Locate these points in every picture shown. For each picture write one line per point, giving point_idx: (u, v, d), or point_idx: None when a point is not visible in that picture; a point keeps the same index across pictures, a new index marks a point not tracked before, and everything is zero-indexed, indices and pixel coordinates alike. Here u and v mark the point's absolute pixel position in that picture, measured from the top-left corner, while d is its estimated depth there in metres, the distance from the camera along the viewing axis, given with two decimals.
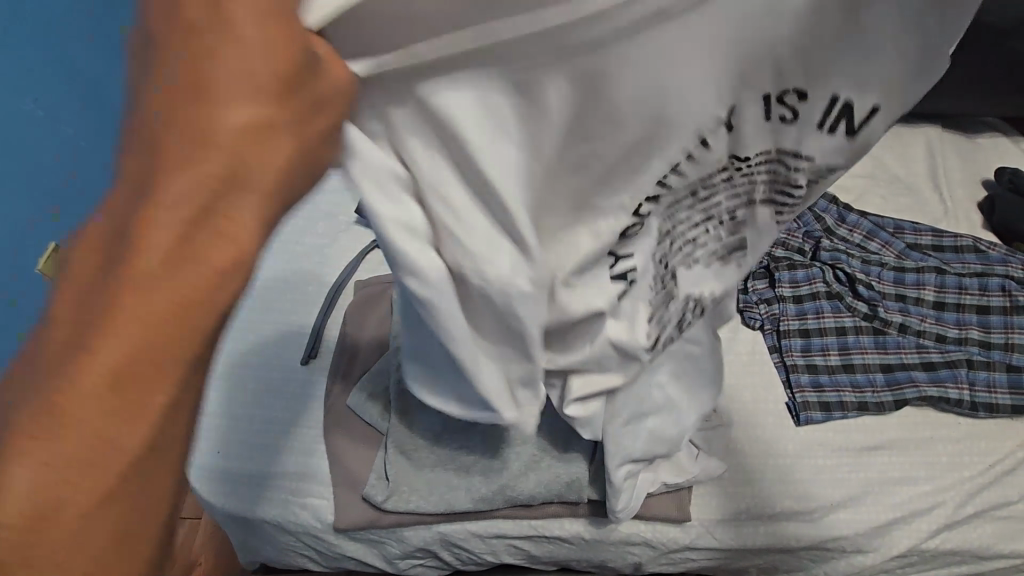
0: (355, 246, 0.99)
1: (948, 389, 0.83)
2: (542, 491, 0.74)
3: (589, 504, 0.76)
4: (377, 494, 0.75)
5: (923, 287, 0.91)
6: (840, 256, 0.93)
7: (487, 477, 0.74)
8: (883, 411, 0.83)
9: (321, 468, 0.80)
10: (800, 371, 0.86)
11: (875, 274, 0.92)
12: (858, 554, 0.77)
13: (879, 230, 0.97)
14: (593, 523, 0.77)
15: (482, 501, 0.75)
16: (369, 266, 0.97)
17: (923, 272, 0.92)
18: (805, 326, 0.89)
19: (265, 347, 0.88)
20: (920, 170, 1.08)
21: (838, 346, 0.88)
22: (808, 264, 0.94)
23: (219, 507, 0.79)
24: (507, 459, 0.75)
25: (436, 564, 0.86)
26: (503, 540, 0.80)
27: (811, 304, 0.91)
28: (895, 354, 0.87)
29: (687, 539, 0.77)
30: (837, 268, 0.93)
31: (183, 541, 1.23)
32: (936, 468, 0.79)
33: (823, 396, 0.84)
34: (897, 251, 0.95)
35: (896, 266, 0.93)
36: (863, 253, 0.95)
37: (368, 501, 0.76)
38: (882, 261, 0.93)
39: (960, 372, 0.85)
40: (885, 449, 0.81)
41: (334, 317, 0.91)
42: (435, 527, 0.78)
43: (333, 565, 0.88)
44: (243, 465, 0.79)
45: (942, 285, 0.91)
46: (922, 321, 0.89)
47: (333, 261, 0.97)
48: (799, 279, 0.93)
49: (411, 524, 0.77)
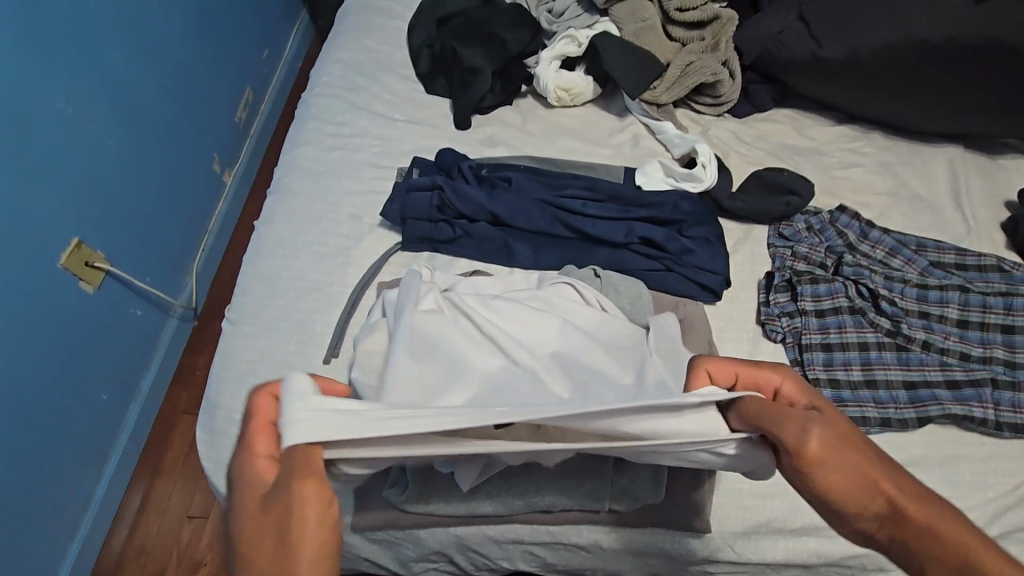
0: (378, 248, 1.00)
1: (973, 408, 0.83)
2: (562, 498, 0.75)
3: (610, 512, 0.76)
4: (396, 495, 0.76)
5: (947, 305, 0.90)
6: (862, 271, 0.93)
7: (507, 481, 0.75)
8: (905, 428, 0.82)
9: None
10: (823, 386, 0.85)
11: (898, 290, 0.92)
12: (879, 573, 0.76)
13: (902, 247, 0.97)
14: (612, 533, 0.76)
15: (503, 505, 0.75)
16: (393, 268, 0.98)
17: (947, 291, 0.91)
18: (827, 340, 0.89)
19: (291, 346, 0.89)
20: (943, 189, 1.08)
21: (861, 362, 0.87)
22: (830, 278, 0.93)
23: None
24: (526, 467, 0.76)
25: (449, 569, 0.85)
26: (520, 546, 0.79)
27: (833, 319, 0.90)
28: (918, 372, 0.86)
29: (706, 552, 0.76)
30: (859, 283, 0.92)
31: (191, 540, 1.23)
32: (961, 488, 0.78)
33: (845, 411, 0.83)
34: (920, 268, 0.95)
35: (919, 283, 0.92)
36: (886, 270, 0.94)
37: (387, 502, 0.77)
38: (904, 278, 0.93)
39: (985, 391, 0.84)
40: (909, 466, 0.80)
41: (357, 317, 0.91)
42: (452, 530, 0.77)
43: (347, 566, 0.87)
44: None
45: (965, 303, 0.90)
46: (946, 339, 0.88)
47: (356, 261, 0.98)
48: (822, 293, 0.92)
49: (427, 526, 0.77)
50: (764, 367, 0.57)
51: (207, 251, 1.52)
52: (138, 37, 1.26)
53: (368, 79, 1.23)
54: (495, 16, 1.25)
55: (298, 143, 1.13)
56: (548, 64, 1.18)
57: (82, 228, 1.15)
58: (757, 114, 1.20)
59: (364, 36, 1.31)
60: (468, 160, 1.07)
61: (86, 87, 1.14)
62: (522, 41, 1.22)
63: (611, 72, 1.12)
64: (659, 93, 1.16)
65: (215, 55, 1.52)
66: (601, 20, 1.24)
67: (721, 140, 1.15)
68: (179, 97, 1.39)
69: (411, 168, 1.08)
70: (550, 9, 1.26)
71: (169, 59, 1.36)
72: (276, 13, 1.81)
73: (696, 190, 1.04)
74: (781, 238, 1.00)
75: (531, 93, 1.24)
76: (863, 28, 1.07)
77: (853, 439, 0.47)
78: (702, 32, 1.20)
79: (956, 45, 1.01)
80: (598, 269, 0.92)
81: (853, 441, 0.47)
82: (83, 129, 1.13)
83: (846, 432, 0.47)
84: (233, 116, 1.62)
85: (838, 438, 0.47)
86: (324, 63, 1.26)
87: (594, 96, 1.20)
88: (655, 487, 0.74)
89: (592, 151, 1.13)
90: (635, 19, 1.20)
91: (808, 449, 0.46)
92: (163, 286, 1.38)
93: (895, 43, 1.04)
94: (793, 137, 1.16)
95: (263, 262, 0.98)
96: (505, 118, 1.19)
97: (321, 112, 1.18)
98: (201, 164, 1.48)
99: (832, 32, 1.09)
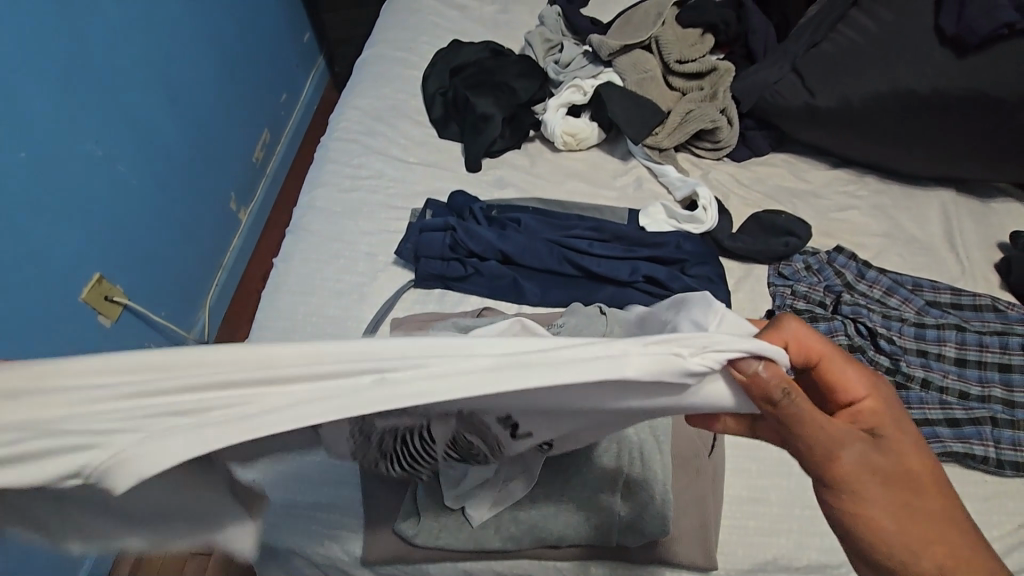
0: (390, 285, 1.04)
1: (973, 446, 0.84)
2: (570, 531, 0.74)
3: (617, 548, 0.75)
4: (407, 529, 0.76)
5: (944, 344, 0.93)
6: (860, 310, 0.96)
7: (516, 516, 0.75)
8: None
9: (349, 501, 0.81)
10: None
11: (896, 329, 0.94)
12: None
13: (898, 287, 1.00)
14: (620, 569, 0.76)
15: (510, 540, 0.75)
16: (406, 304, 1.01)
17: (944, 329, 0.93)
18: None
19: None
20: (936, 231, 1.12)
21: None
22: (829, 317, 0.96)
23: None
24: (534, 500, 0.75)
25: None
26: None
27: None
28: (919, 410, 0.88)
29: None
30: (858, 321, 0.95)
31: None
32: None
33: None
34: (916, 307, 0.98)
35: (916, 322, 0.95)
36: (883, 309, 0.97)
37: (397, 534, 0.77)
38: (902, 317, 0.96)
39: (985, 429, 0.85)
40: None
41: None
42: (460, 566, 0.77)
43: None
44: None
45: (962, 342, 0.92)
46: (945, 377, 0.90)
47: (370, 297, 1.02)
48: (822, 331, 0.95)
49: (437, 562, 0.77)
50: (867, 381, 0.51)
51: (221, 286, 1.56)
52: (163, 84, 1.34)
53: (384, 124, 1.30)
54: (505, 67, 1.32)
55: (318, 185, 1.19)
56: (555, 111, 1.25)
57: (104, 264, 1.20)
58: (754, 158, 1.25)
59: (381, 84, 1.39)
60: (478, 202, 1.12)
61: (115, 130, 1.21)
62: (530, 90, 1.29)
63: (614, 118, 1.19)
64: (660, 138, 1.22)
65: (236, 100, 1.61)
66: (605, 71, 1.31)
67: (721, 183, 1.20)
68: (200, 140, 1.47)
69: (424, 210, 1.13)
70: (557, 60, 1.34)
71: (193, 105, 1.44)
72: (295, 60, 1.91)
73: (697, 231, 1.08)
74: (781, 277, 1.04)
75: (538, 138, 1.30)
76: (854, 80, 1.13)
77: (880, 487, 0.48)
78: (700, 82, 1.27)
79: (943, 93, 1.06)
80: (604, 306, 0.95)
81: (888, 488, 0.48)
82: (111, 170, 1.20)
83: (912, 470, 0.49)
84: (251, 157, 1.69)
85: (873, 482, 0.48)
86: (343, 109, 1.34)
87: (598, 141, 1.26)
88: (662, 523, 0.74)
89: (597, 193, 1.18)
90: (637, 70, 1.27)
91: (844, 468, 0.47)
92: (178, 319, 1.42)
93: (883, 94, 1.10)
94: (790, 180, 1.21)
95: (281, 297, 1.02)
96: (513, 161, 1.25)
97: (338, 156, 1.24)
98: (218, 202, 1.55)
99: (824, 84, 1.16)
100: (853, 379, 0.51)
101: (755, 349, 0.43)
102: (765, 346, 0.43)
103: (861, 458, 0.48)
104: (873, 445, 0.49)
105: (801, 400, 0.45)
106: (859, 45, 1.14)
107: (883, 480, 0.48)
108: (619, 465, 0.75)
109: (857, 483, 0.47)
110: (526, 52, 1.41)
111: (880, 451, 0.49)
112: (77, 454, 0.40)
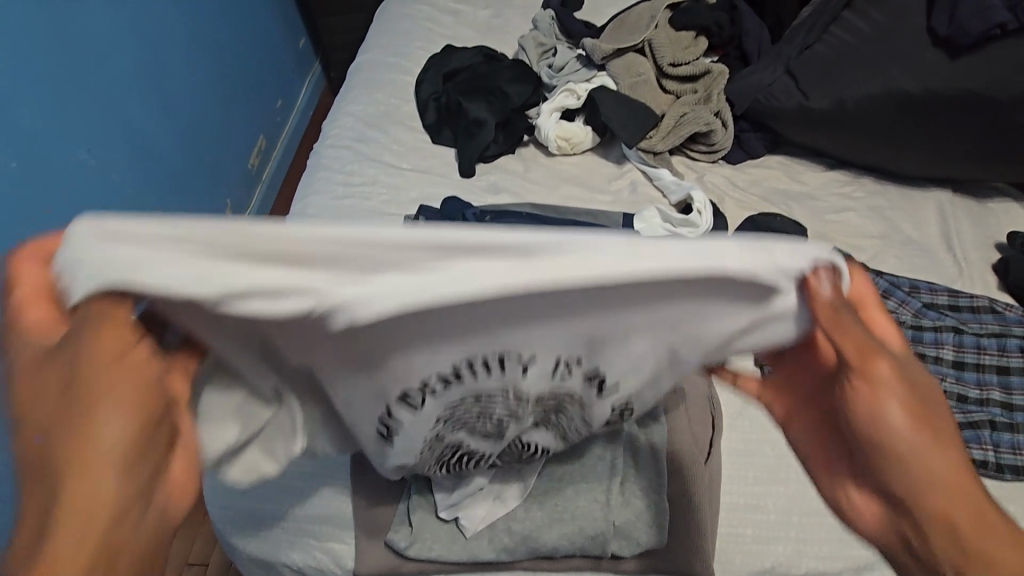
0: None
1: (973, 450, 0.83)
2: (564, 543, 0.72)
3: (613, 557, 0.73)
4: (400, 541, 0.75)
5: (942, 346, 0.92)
6: None
7: (510, 527, 0.73)
8: None
9: (342, 512, 0.79)
10: None
11: None
12: None
13: (895, 289, 0.98)
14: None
15: (505, 551, 0.73)
16: None
17: (941, 331, 0.92)
18: None
19: None
20: (933, 232, 1.11)
21: None
22: None
23: (241, 547, 0.80)
24: (528, 509, 0.74)
25: None
26: None
27: None
28: None
29: None
30: None
31: None
32: None
33: None
34: (914, 309, 0.96)
35: (913, 324, 0.94)
36: None
37: (390, 548, 0.76)
38: (899, 319, 0.95)
39: (983, 433, 0.85)
40: None
41: None
42: None
43: None
44: (266, 505, 0.80)
45: (960, 345, 0.91)
46: (943, 380, 0.89)
47: None
48: None
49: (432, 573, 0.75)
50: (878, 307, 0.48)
51: None
52: (155, 91, 1.33)
53: (377, 130, 1.29)
54: (498, 71, 1.32)
55: (311, 192, 1.19)
56: (548, 115, 1.24)
57: None
58: (750, 160, 1.24)
59: (375, 90, 1.38)
60: (472, 208, 1.11)
61: (107, 138, 1.20)
62: (524, 95, 1.28)
63: (608, 122, 1.18)
64: (655, 142, 1.21)
65: (231, 107, 1.61)
66: (598, 74, 1.31)
67: (716, 186, 1.19)
68: (195, 146, 1.46)
69: (417, 216, 1.12)
70: (550, 64, 1.34)
71: (186, 111, 1.44)
72: (289, 66, 1.91)
73: (692, 235, 1.07)
74: None
75: (532, 142, 1.29)
76: (849, 82, 1.12)
77: (929, 424, 0.44)
78: (694, 85, 1.27)
79: (940, 93, 1.05)
80: None
81: (931, 426, 0.44)
82: (103, 178, 1.19)
83: (934, 396, 0.45)
84: (246, 162, 1.68)
85: (920, 413, 0.44)
86: (337, 115, 1.33)
87: (593, 145, 1.26)
88: (655, 532, 0.72)
89: (592, 197, 1.17)
90: (631, 73, 1.27)
91: (879, 380, 0.43)
92: None
93: (878, 95, 1.09)
94: (785, 182, 1.20)
95: None
96: (507, 165, 1.24)
97: (332, 162, 1.23)
98: (213, 209, 1.54)
99: (818, 86, 1.15)
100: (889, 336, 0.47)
101: (832, 258, 0.42)
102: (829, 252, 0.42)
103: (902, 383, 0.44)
104: (903, 362, 0.45)
105: (849, 318, 0.43)
106: (854, 47, 1.13)
107: (926, 407, 0.44)
108: (612, 472, 0.75)
109: (900, 416, 0.43)
110: (519, 56, 1.41)
111: (918, 377, 0.45)
112: (311, 288, 0.38)
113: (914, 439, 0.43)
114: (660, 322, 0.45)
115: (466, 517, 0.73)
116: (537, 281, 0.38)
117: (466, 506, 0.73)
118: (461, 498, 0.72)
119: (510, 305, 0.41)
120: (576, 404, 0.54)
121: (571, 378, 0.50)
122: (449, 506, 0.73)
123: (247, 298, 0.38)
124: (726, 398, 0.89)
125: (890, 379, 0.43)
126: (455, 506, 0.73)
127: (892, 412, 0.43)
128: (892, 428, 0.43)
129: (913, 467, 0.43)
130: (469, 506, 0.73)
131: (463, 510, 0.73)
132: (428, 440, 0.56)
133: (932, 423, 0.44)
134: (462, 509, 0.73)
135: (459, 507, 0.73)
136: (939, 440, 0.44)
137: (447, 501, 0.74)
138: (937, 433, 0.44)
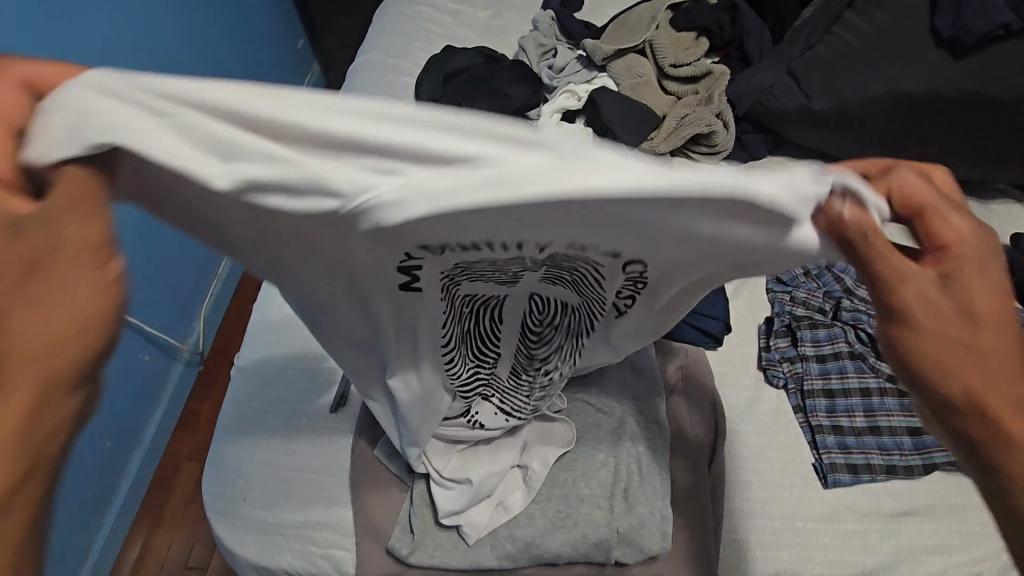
0: None
1: None
2: (567, 550, 0.71)
3: (616, 565, 0.72)
4: (401, 548, 0.74)
5: None
6: (860, 316, 0.94)
7: (512, 533, 0.72)
8: (912, 475, 0.82)
9: (343, 518, 0.79)
10: (826, 433, 0.85)
11: None
12: None
13: None
14: None
15: (507, 558, 0.72)
16: None
17: None
18: (829, 386, 0.89)
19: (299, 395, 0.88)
20: None
21: (863, 409, 0.87)
22: (830, 323, 0.95)
23: (240, 555, 0.78)
24: (532, 515, 0.73)
25: None
26: None
27: (834, 364, 0.91)
28: None
29: None
30: (859, 328, 0.94)
31: None
32: (971, 537, 0.77)
33: (850, 458, 0.83)
34: None
35: None
36: None
37: (390, 555, 0.75)
38: None
39: None
40: (917, 515, 0.79)
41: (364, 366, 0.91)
42: None
43: None
44: (267, 511, 0.79)
45: None
46: None
47: None
48: (822, 338, 0.93)
49: None
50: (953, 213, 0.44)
51: (216, 294, 1.51)
52: None
53: None
54: (498, 72, 1.31)
55: None
56: (549, 117, 1.23)
57: None
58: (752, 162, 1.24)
59: (374, 92, 1.37)
60: None
61: None
62: (524, 96, 1.27)
63: (609, 123, 1.17)
64: (656, 143, 1.20)
65: None
66: (599, 75, 1.30)
67: None
68: None
69: None
70: (550, 65, 1.33)
71: None
72: (288, 67, 1.90)
73: None
74: (780, 284, 1.01)
75: None
76: (851, 83, 1.12)
77: (968, 344, 0.43)
78: (694, 86, 1.26)
79: (943, 93, 1.04)
80: None
81: (971, 346, 0.43)
82: None
83: (995, 316, 0.42)
84: None
85: (967, 334, 0.42)
86: None
87: None
88: (661, 539, 0.71)
89: None
90: (631, 74, 1.26)
91: (910, 305, 0.42)
92: (170, 330, 1.37)
93: (881, 96, 1.08)
94: None
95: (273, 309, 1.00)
96: None
97: None
98: None
99: (820, 87, 1.15)
100: (956, 226, 0.44)
101: (842, 182, 0.40)
102: (846, 180, 0.40)
103: (941, 301, 0.42)
104: (954, 275, 0.43)
105: (881, 246, 0.41)
106: (855, 48, 1.13)
107: (972, 327, 0.43)
108: (615, 479, 0.74)
109: (938, 330, 0.42)
110: (518, 57, 1.40)
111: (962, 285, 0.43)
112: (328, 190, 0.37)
113: (954, 352, 0.43)
114: (665, 240, 0.42)
115: (469, 525, 0.73)
116: (548, 186, 0.36)
117: (469, 511, 0.73)
118: (466, 501, 0.72)
119: (511, 215, 0.39)
120: (599, 288, 0.55)
121: (621, 274, 0.51)
122: (451, 513, 0.73)
123: (269, 191, 0.38)
124: (730, 403, 0.88)
125: (920, 294, 0.42)
126: (458, 512, 0.73)
127: (931, 330, 0.43)
128: (919, 346, 0.43)
129: (954, 385, 0.43)
130: (472, 510, 0.73)
131: (467, 516, 0.73)
132: (458, 310, 0.57)
133: (977, 339, 0.43)
134: (465, 514, 0.73)
135: (461, 512, 0.73)
136: (984, 360, 0.43)
137: (450, 508, 0.73)
138: (986, 338, 0.43)
